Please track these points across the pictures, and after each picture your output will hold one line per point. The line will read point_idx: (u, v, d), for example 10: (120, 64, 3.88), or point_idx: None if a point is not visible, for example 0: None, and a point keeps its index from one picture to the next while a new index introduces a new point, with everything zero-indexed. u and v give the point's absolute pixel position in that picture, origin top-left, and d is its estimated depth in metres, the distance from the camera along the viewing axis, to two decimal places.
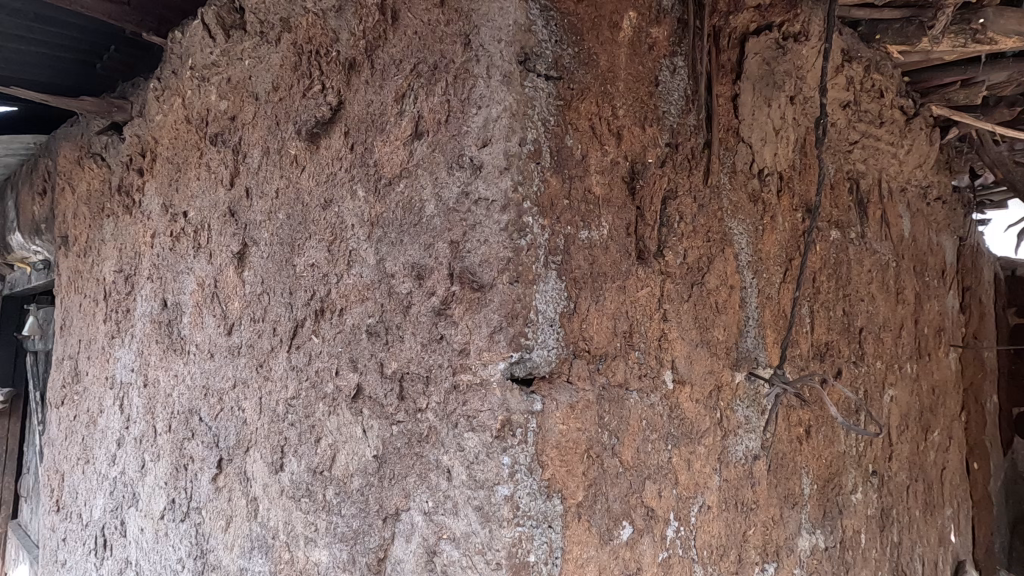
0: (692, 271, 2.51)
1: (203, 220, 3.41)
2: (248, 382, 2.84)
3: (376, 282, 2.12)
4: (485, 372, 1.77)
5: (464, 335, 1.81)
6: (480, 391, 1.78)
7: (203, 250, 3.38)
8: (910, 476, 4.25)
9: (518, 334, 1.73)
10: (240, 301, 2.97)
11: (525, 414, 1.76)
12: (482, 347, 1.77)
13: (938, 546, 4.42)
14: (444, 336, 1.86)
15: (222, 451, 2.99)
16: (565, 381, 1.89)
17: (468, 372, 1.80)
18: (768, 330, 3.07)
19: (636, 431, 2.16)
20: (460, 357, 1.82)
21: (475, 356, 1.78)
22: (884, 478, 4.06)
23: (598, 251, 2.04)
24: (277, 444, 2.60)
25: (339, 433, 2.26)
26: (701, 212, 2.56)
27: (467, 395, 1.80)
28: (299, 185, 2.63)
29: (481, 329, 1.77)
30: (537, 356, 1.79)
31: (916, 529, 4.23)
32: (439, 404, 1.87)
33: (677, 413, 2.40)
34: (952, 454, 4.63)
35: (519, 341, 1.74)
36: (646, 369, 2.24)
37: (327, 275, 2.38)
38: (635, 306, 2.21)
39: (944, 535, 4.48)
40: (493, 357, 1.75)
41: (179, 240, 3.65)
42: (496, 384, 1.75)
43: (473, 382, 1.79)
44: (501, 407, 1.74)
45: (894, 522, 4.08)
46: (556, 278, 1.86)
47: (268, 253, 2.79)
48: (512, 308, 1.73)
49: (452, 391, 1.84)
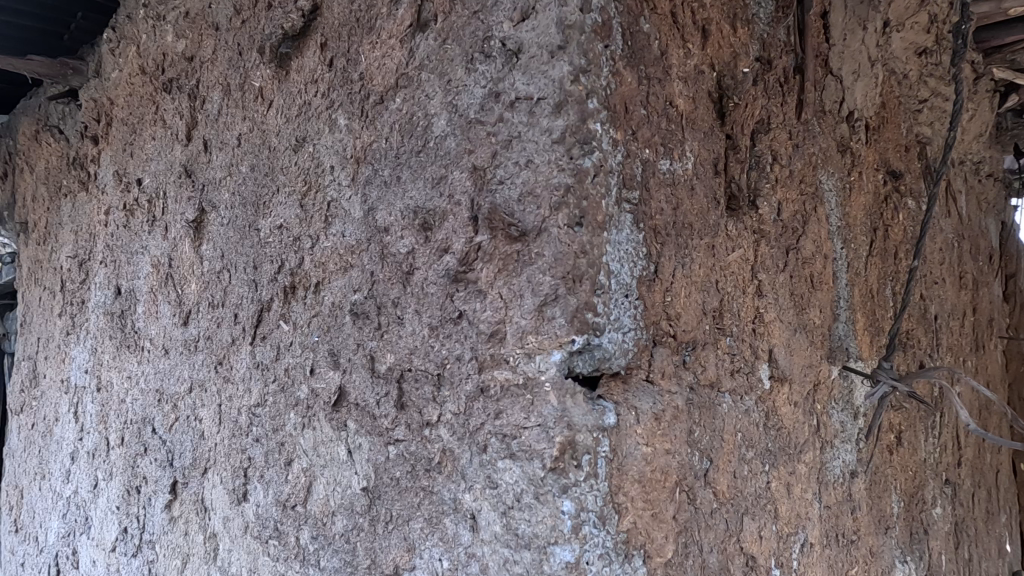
0: (787, 232, 1.90)
1: (158, 186, 2.78)
2: (206, 385, 2.21)
3: (365, 242, 1.50)
4: (529, 368, 1.14)
5: (496, 311, 1.17)
6: (522, 399, 1.15)
7: (157, 223, 2.75)
8: (974, 482, 3.28)
9: (583, 307, 1.10)
10: (197, 282, 2.35)
11: (595, 433, 1.12)
12: (524, 328, 1.13)
13: (997, 559, 3.42)
14: (463, 313, 1.23)
15: (177, 472, 2.36)
16: (645, 379, 1.27)
17: (502, 371, 1.17)
18: (860, 313, 2.42)
19: (732, 450, 1.55)
20: (487, 346, 1.19)
21: (513, 345, 1.15)
22: (955, 486, 3.17)
23: (681, 193, 1.41)
24: (239, 466, 1.98)
25: (316, 456, 1.64)
26: (796, 155, 1.93)
27: (503, 404, 1.17)
28: (264, 126, 2.00)
29: (523, 301, 1.13)
30: (608, 345, 1.15)
31: (981, 543, 3.30)
32: (458, 418, 1.25)
33: (775, 421, 1.78)
34: (1005, 456, 3.57)
35: (583, 318, 1.10)
36: (739, 362, 1.63)
37: (298, 238, 1.76)
38: (727, 276, 1.59)
39: (1001, 546, 3.46)
40: (545, 345, 1.12)
41: (134, 214, 3.02)
42: (547, 389, 1.12)
43: (508, 385, 1.16)
44: (558, 424, 1.11)
45: (983, 553, 3.31)
46: (632, 226, 1.23)
47: (228, 219, 2.17)
48: (574, 264, 1.10)
49: (476, 398, 1.21)
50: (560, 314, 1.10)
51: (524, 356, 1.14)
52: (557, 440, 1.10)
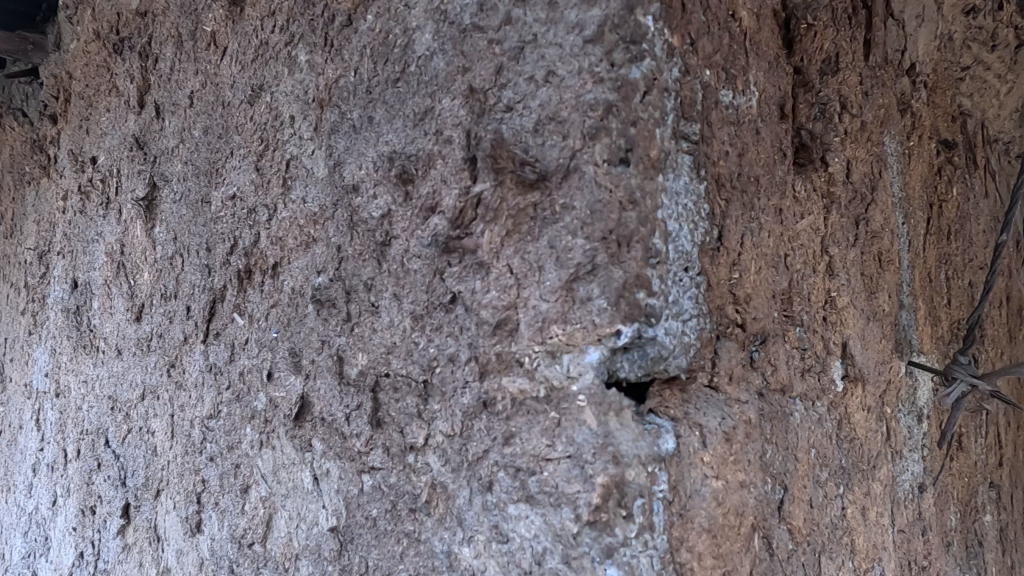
0: (856, 199, 1.54)
1: (111, 164, 2.43)
2: (157, 392, 1.87)
3: (331, 207, 1.15)
4: (554, 375, 0.79)
5: (504, 292, 0.82)
6: (542, 420, 0.80)
7: (111, 206, 2.40)
8: None
9: (631, 283, 0.76)
10: (149, 272, 2.00)
11: (650, 466, 0.78)
12: (544, 316, 0.79)
13: None
14: (458, 296, 0.88)
15: (129, 494, 2.02)
16: (708, 386, 0.93)
17: (512, 380, 0.83)
18: (922, 301, 2.04)
19: (807, 473, 1.20)
20: (492, 342, 0.84)
21: (528, 342, 0.80)
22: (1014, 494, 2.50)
23: (746, 136, 1.06)
24: (193, 490, 1.64)
25: (277, 483, 1.30)
26: (867, 104, 1.56)
27: (515, 423, 0.83)
28: (217, 78, 1.65)
29: (543, 277, 0.79)
30: (666, 340, 0.80)
31: None
32: (452, 442, 0.90)
33: (847, 432, 1.43)
34: None
35: (633, 298, 0.76)
36: (810, 360, 1.28)
37: (252, 210, 1.41)
38: (796, 249, 1.24)
39: None
40: (577, 341, 0.77)
41: (88, 198, 2.67)
42: (580, 404, 0.78)
43: (522, 398, 0.82)
44: (597, 456, 0.76)
45: None
46: (691, 172, 0.89)
47: (180, 196, 1.82)
48: (619, 219, 0.75)
49: (478, 413, 0.86)
50: (599, 292, 0.76)
51: (544, 358, 0.80)
52: (597, 480, 0.75)
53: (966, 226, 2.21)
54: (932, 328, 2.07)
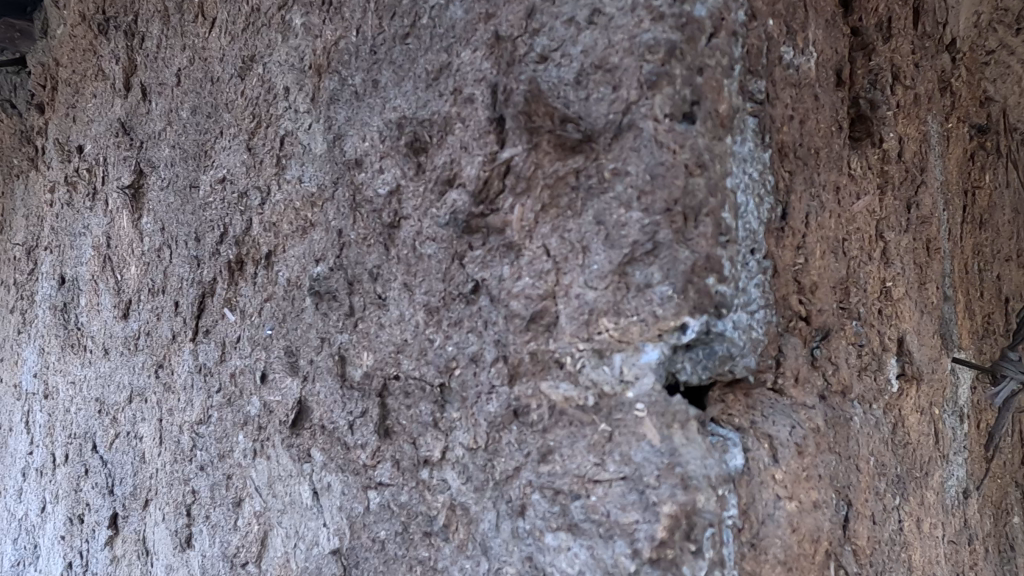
0: (908, 180, 1.40)
1: (98, 152, 2.28)
2: (145, 394, 1.73)
3: (331, 185, 1.01)
4: (605, 380, 0.67)
5: (541, 279, 0.70)
6: (590, 432, 0.68)
7: (97, 196, 2.26)
8: None
9: (700, 265, 0.63)
10: (136, 265, 1.86)
11: (719, 487, 0.65)
12: (592, 308, 0.67)
13: None
14: (482, 285, 0.75)
15: (117, 503, 1.89)
16: (773, 390, 0.80)
17: (551, 385, 0.70)
18: (961, 293, 1.89)
19: (868, 486, 1.07)
20: (524, 339, 0.71)
21: (572, 341, 0.68)
22: None
23: (807, 101, 0.91)
24: (182, 501, 1.51)
25: (272, 497, 1.17)
26: (919, 76, 1.43)
27: (556, 436, 0.70)
28: (206, 53, 1.52)
29: (590, 261, 0.66)
30: (734, 335, 0.68)
31: None
32: (477, 456, 0.77)
33: (903, 436, 1.29)
34: None
35: (702, 285, 0.64)
36: (868, 357, 1.15)
37: (242, 194, 1.27)
38: (853, 233, 1.11)
39: None
40: (633, 337, 0.65)
41: (75, 190, 2.52)
42: (638, 412, 0.65)
43: (564, 406, 0.69)
44: (660, 479, 0.64)
45: None
46: (756, 136, 0.75)
47: (168, 182, 1.68)
48: (686, 184, 0.63)
49: (508, 423, 0.74)
50: (660, 277, 0.63)
51: (593, 359, 0.67)
52: (663, 509, 0.63)
53: (997, 213, 2.07)
54: (970, 321, 1.93)
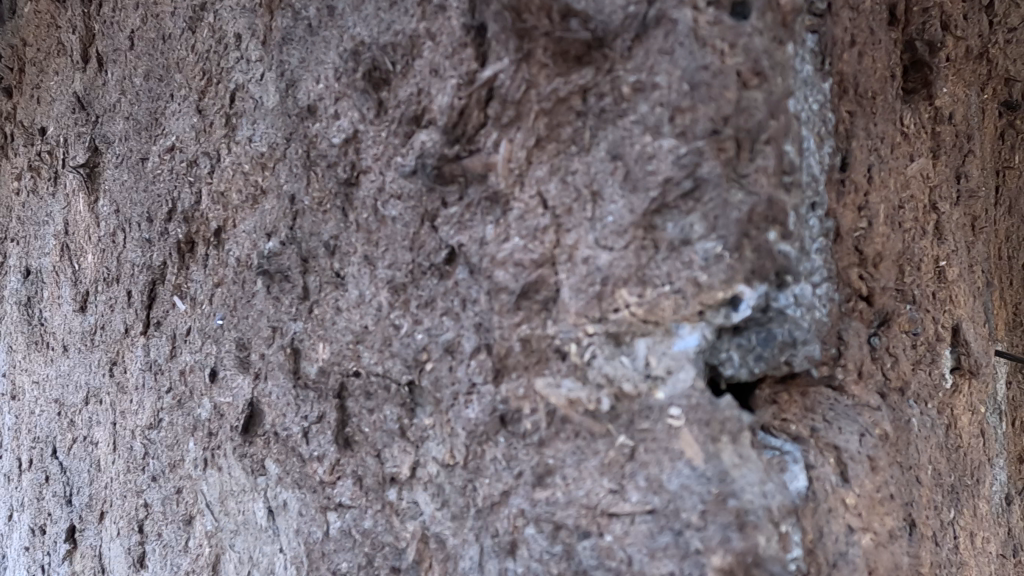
0: (959, 146, 1.20)
1: (58, 133, 2.07)
2: (101, 395, 1.56)
3: (284, 143, 0.84)
4: (626, 376, 0.58)
5: (543, 238, 0.60)
6: (602, 445, 0.58)
7: (55, 179, 2.06)
8: None
9: (761, 211, 0.55)
10: (93, 252, 1.68)
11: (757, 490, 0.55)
12: (608, 283, 0.58)
13: None
14: (461, 249, 0.64)
15: (75, 514, 1.72)
16: (824, 386, 0.65)
17: (553, 385, 0.60)
18: (1000, 280, 1.69)
19: (928, 501, 0.90)
20: (514, 323, 0.61)
21: (584, 332, 0.59)
22: None
23: (865, 29, 0.72)
24: (135, 516, 1.34)
25: (224, 515, 1.00)
26: (968, 25, 1.24)
27: (552, 451, 0.60)
28: (158, 7, 1.34)
29: (606, 215, 0.58)
30: (798, 316, 0.59)
31: None
32: (466, 468, 0.65)
33: (955, 440, 1.12)
34: None
35: (761, 242, 0.56)
36: (925, 348, 0.98)
37: (191, 162, 1.09)
38: (908, 203, 0.92)
39: None
40: (664, 318, 0.58)
41: (21, 177, 2.23)
42: (675, 417, 0.56)
43: (571, 411, 0.59)
44: (706, 518, 0.54)
45: None
46: (813, 60, 0.64)
47: (122, 159, 1.50)
48: (738, 98, 0.54)
49: (496, 429, 0.63)
50: (704, 229, 0.56)
51: (612, 353, 0.59)
52: (709, 562, 0.54)
53: None
54: (1006, 311, 1.74)
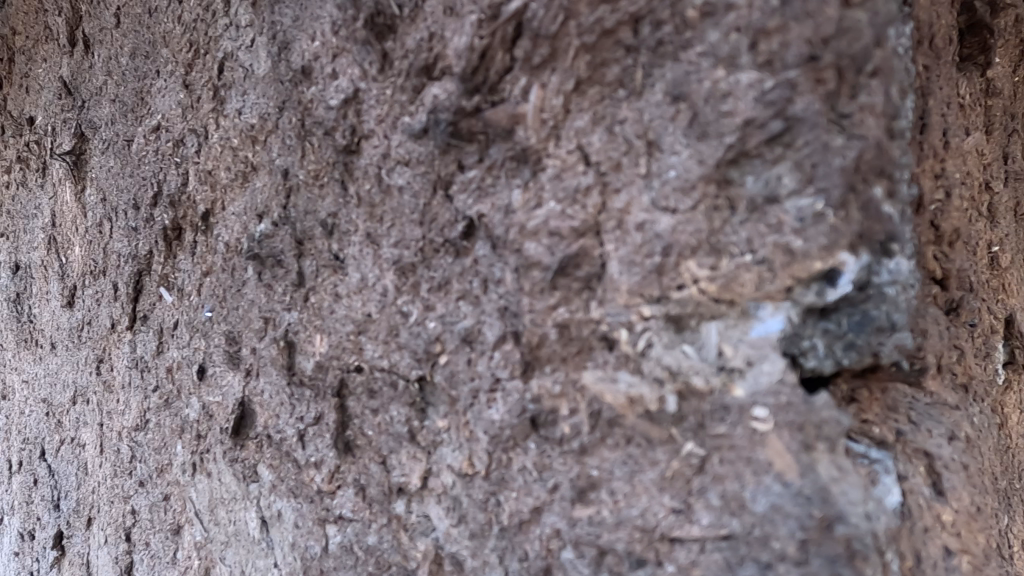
0: None
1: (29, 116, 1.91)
2: (87, 395, 1.47)
3: (276, 113, 0.75)
4: (695, 370, 0.53)
5: (586, 200, 0.55)
6: (667, 457, 0.54)
7: (24, 166, 1.91)
8: None
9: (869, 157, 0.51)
10: (81, 244, 1.59)
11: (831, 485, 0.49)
12: (678, 261, 0.54)
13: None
14: (482, 219, 0.59)
15: (63, 519, 1.63)
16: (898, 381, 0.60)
17: (608, 382, 0.55)
18: None
19: (996, 510, 0.81)
20: (549, 306, 0.57)
21: (640, 317, 0.55)
22: None
23: None
24: (123, 523, 1.25)
25: (215, 526, 0.92)
26: None
27: (590, 462, 0.56)
28: None
29: (667, 169, 0.54)
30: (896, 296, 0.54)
31: None
32: (491, 481, 0.60)
33: (1010, 444, 1.03)
34: None
35: (869, 198, 0.52)
36: (985, 339, 0.89)
37: (178, 142, 1.00)
38: (971, 179, 0.83)
39: None
40: (739, 297, 0.53)
41: (8, 171, 1.94)
42: (761, 419, 0.51)
43: (633, 413, 0.54)
44: (807, 548, 0.49)
45: None
46: None
47: (108, 143, 1.41)
48: (840, 17, 0.49)
49: (528, 433, 0.58)
50: (796, 182, 0.51)
51: (671, 341, 0.55)
52: None
53: None
54: None
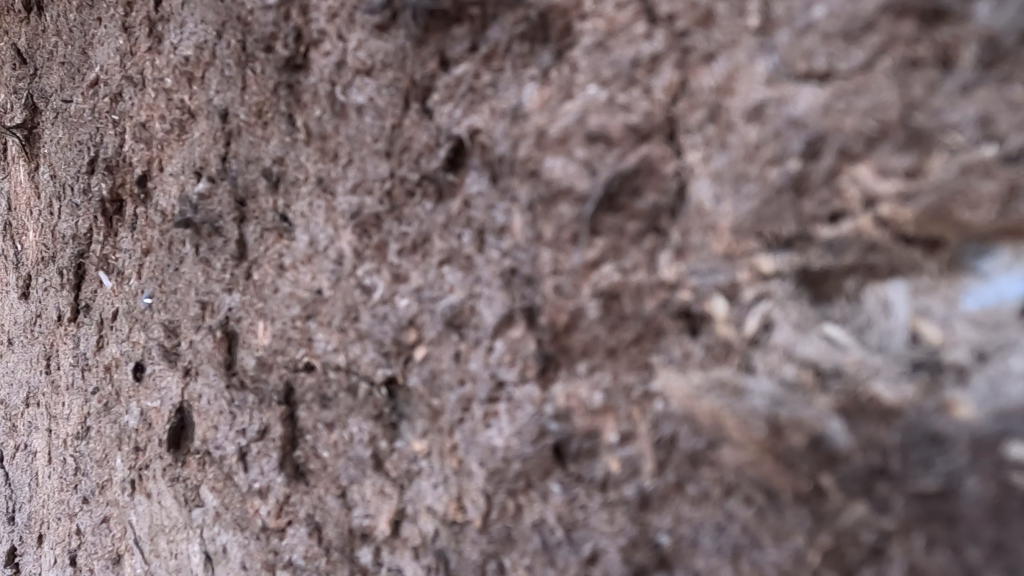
0: None
1: None
2: (37, 396, 1.30)
3: (213, 39, 0.58)
4: (880, 379, 0.36)
5: (649, 80, 0.40)
6: (815, 528, 0.36)
7: None
8: None
9: None
10: (32, 228, 1.41)
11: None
12: (831, 176, 0.37)
13: None
14: (475, 137, 0.44)
15: (16, 535, 1.46)
16: None
17: (716, 393, 0.39)
18: None
19: None
20: (586, 263, 0.42)
21: (754, 275, 0.39)
22: None
23: None
24: (69, 545, 1.09)
25: (155, 558, 0.76)
26: None
27: (657, 522, 0.41)
28: None
29: (811, 6, 0.37)
30: None
31: None
32: (490, 538, 0.45)
33: None
34: None
35: None
36: None
37: (115, 95, 0.83)
38: None
39: None
40: (954, 232, 0.35)
41: None
42: (1017, 463, 0.32)
43: (765, 451, 0.37)
44: None
45: None
46: None
47: (55, 111, 1.23)
48: None
49: (550, 468, 0.43)
50: None
51: (806, 319, 0.39)
52: None
53: None
54: None
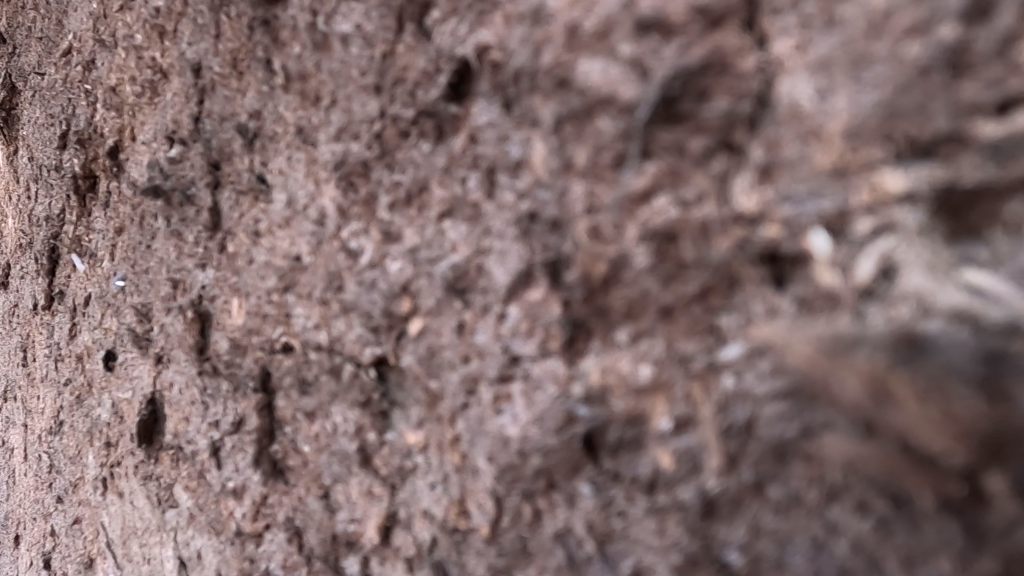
0: None
1: None
2: (14, 389, 1.23)
3: None
4: None
5: None
6: (971, 549, 0.28)
7: None
8: None
9: None
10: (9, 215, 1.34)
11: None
12: (1007, 44, 0.28)
13: None
14: (483, 56, 0.37)
15: None
16: None
17: (872, 346, 0.29)
18: None
19: None
20: (633, 196, 0.35)
21: (876, 196, 0.30)
22: None
23: None
24: (44, 547, 1.03)
25: (128, 563, 0.69)
26: None
27: (727, 536, 0.34)
28: None
29: None
30: None
31: None
32: (500, 550, 0.39)
33: None
34: None
35: None
36: None
37: (87, 63, 0.76)
38: None
39: None
40: None
41: None
42: None
43: (956, 435, 0.27)
44: None
45: None
46: None
47: (30, 88, 1.15)
48: None
49: (579, 464, 0.37)
50: None
51: (939, 261, 0.30)
52: None
53: None
54: None
